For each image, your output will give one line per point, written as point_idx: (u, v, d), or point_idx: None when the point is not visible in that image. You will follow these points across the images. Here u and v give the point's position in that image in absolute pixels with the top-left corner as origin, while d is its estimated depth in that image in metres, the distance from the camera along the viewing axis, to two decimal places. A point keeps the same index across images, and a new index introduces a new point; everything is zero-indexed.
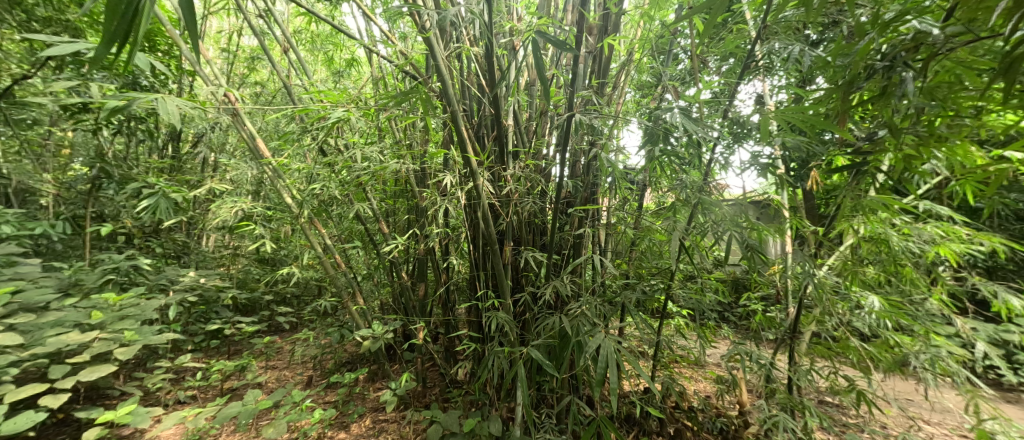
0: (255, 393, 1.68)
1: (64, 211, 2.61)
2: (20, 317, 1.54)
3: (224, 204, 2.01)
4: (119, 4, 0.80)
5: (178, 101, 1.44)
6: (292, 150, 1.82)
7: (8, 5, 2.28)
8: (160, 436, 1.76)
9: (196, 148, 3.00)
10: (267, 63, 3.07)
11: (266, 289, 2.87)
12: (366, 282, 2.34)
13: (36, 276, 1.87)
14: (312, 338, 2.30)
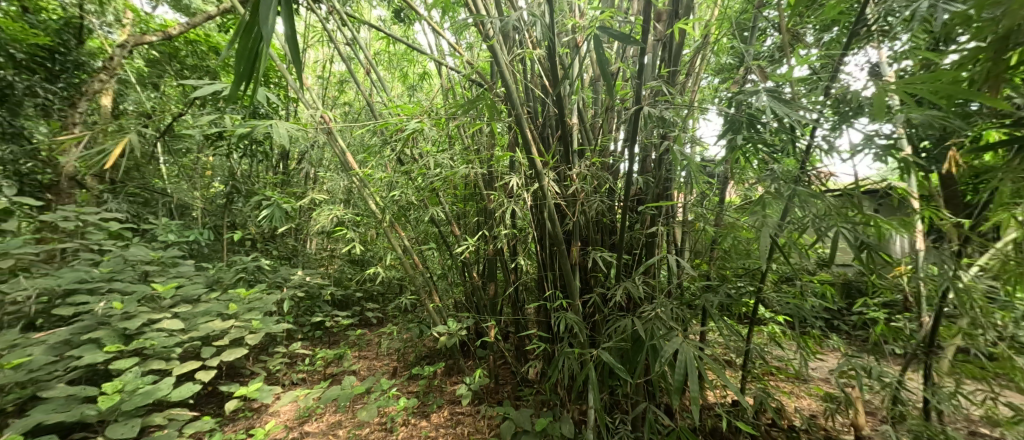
0: (351, 379, 1.88)
1: (207, 221, 3.19)
2: (180, 307, 1.92)
3: (323, 212, 2.31)
4: (248, 51, 0.98)
5: (287, 125, 1.69)
6: (375, 161, 2.03)
7: (171, 60, 3.20)
8: (278, 412, 2.03)
9: (301, 165, 3.45)
10: (353, 85, 3.43)
11: (358, 287, 3.20)
12: (441, 281, 2.49)
13: (191, 274, 2.32)
14: (396, 332, 2.51)
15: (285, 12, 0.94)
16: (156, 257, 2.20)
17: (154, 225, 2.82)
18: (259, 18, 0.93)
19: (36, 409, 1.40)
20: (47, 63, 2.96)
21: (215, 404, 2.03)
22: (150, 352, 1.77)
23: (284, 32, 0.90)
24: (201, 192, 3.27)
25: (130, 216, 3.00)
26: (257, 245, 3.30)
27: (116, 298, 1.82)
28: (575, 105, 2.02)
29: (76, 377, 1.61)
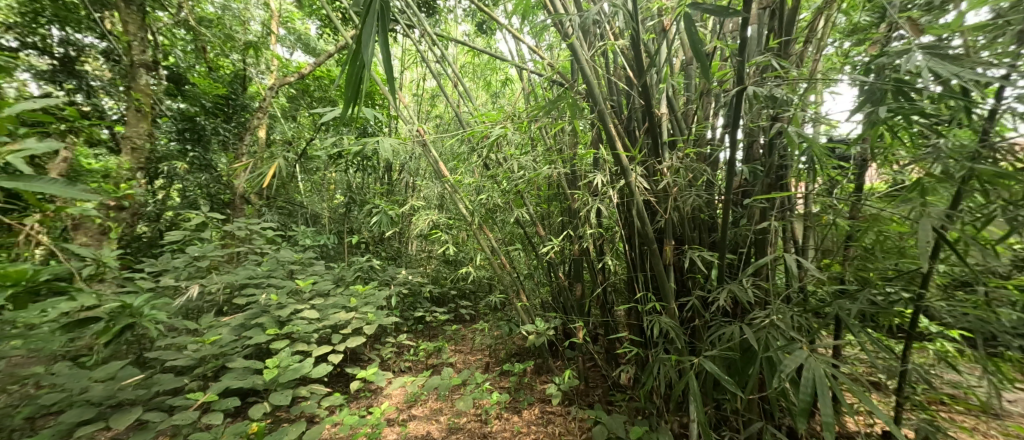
0: (450, 370, 2.03)
1: (332, 228, 3.74)
2: (316, 300, 2.30)
3: (421, 217, 2.55)
4: (356, 78, 1.16)
5: (390, 141, 1.91)
6: (464, 168, 2.18)
7: (304, 94, 3.95)
8: (390, 394, 2.30)
9: (401, 176, 3.81)
10: (444, 98, 3.69)
11: (452, 285, 3.43)
12: (528, 281, 2.53)
13: (322, 272, 2.76)
14: (487, 329, 2.64)
15: (380, 41, 1.10)
16: (298, 259, 2.66)
17: (296, 232, 3.41)
18: (360, 49, 1.11)
19: (229, 374, 1.76)
20: (224, 108, 3.87)
21: (343, 383, 2.38)
22: (293, 337, 2.10)
23: (381, 58, 1.06)
24: (327, 203, 3.85)
25: (278, 224, 3.71)
26: (370, 248, 3.76)
27: (273, 291, 2.25)
28: (664, 93, 1.89)
29: (249, 353, 2.02)
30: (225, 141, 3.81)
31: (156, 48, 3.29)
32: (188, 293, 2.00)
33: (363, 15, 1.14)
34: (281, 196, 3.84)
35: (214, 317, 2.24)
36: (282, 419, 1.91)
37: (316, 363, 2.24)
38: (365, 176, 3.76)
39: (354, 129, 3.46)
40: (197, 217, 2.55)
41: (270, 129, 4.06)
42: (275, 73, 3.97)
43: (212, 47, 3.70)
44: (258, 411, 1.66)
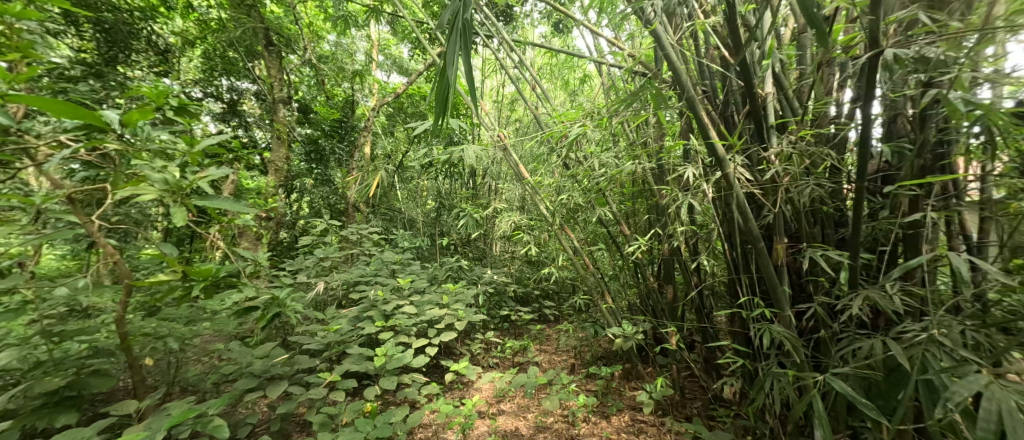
0: (536, 369, 2.09)
1: (426, 231, 4.06)
2: (414, 296, 2.51)
3: (504, 219, 2.66)
4: (444, 93, 1.27)
5: (474, 148, 2.03)
6: (545, 169, 2.27)
7: (401, 111, 4.43)
8: (480, 388, 2.42)
9: (486, 179, 3.96)
10: (522, 102, 3.79)
11: (535, 286, 3.47)
12: (614, 282, 2.46)
13: (418, 272, 3.02)
14: (572, 329, 2.68)
15: (463, 58, 1.20)
16: (399, 259, 2.95)
17: (397, 235, 3.79)
18: (445, 68, 1.22)
19: (349, 358, 1.99)
20: (339, 130, 4.54)
21: (440, 374, 2.57)
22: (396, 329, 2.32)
23: (464, 72, 1.14)
24: (421, 208, 4.18)
25: (381, 229, 4.15)
26: (459, 249, 3.98)
27: (379, 288, 2.53)
28: (769, 70, 1.65)
29: (363, 341, 2.30)
30: (340, 159, 4.49)
31: (290, 85, 3.99)
32: (316, 288, 2.36)
33: (448, 37, 1.24)
34: (384, 204, 4.28)
35: (336, 309, 2.61)
36: (389, 402, 2.15)
37: (416, 354, 2.46)
38: (453, 182, 4.02)
39: (443, 138, 3.75)
40: (321, 224, 3.00)
41: (374, 144, 4.56)
42: (377, 95, 4.51)
43: (330, 78, 4.35)
44: (371, 393, 1.88)
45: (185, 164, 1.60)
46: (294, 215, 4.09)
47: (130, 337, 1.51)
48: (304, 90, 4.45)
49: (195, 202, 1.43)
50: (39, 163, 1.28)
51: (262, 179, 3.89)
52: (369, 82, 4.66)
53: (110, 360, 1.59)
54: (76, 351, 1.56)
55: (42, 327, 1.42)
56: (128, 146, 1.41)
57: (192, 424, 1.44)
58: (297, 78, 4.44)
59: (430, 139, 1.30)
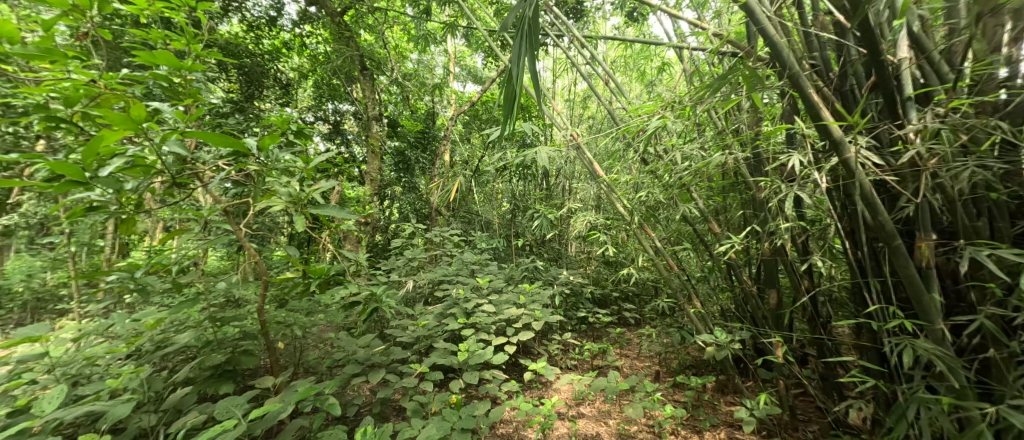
0: (616, 374, 2.02)
1: (502, 232, 4.16)
2: (492, 296, 2.59)
3: (578, 219, 2.71)
4: (513, 96, 1.28)
5: (548, 150, 2.07)
6: (620, 165, 2.27)
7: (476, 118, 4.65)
8: (558, 389, 2.44)
9: (558, 179, 3.93)
10: (595, 99, 3.76)
11: (614, 287, 3.38)
12: (702, 285, 2.51)
13: (495, 272, 3.08)
14: (655, 335, 2.67)
15: (529, 58, 1.24)
16: (478, 260, 3.08)
17: (475, 237, 3.92)
18: (512, 71, 1.28)
19: (436, 352, 2.13)
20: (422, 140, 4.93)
21: (519, 372, 2.61)
22: (477, 327, 2.41)
23: (530, 75, 1.17)
24: (498, 211, 4.28)
25: (460, 231, 4.24)
26: (533, 249, 3.99)
27: (460, 288, 2.66)
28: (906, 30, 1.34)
29: (450, 336, 2.45)
30: (424, 167, 4.80)
31: (380, 103, 4.41)
32: (407, 286, 2.58)
33: (516, 41, 1.31)
34: (462, 207, 4.36)
35: (423, 306, 2.82)
36: (473, 396, 2.25)
37: (496, 351, 2.52)
38: (526, 184, 4.04)
39: (516, 142, 3.86)
40: (408, 227, 3.24)
41: (453, 152, 4.76)
42: (454, 105, 4.85)
43: (413, 94, 4.81)
44: (457, 386, 1.99)
45: (303, 178, 1.83)
46: (387, 220, 4.57)
47: (266, 324, 1.82)
48: (392, 107, 4.93)
49: (311, 211, 1.67)
50: (205, 182, 1.63)
51: (361, 189, 4.37)
52: (446, 93, 5.10)
53: (256, 341, 1.92)
54: (231, 335, 1.88)
55: (210, 314, 1.81)
56: (266, 164, 1.66)
57: (312, 401, 1.68)
58: (386, 97, 4.97)
59: (500, 142, 1.34)
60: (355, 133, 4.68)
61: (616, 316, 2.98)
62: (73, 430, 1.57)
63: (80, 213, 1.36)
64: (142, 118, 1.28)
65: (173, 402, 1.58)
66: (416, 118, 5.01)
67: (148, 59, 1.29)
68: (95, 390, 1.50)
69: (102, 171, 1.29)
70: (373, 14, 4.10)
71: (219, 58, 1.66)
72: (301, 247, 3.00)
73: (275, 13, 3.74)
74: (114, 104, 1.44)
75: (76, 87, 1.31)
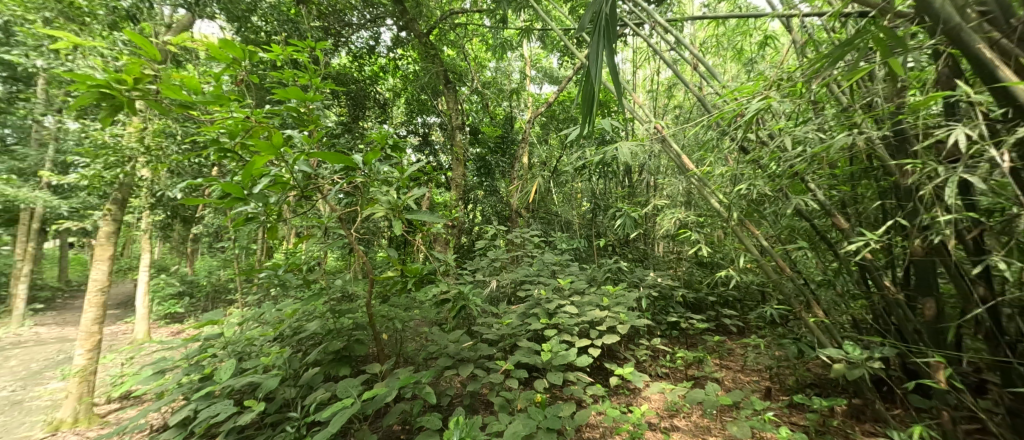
0: (716, 387, 1.90)
1: (583, 232, 4.06)
2: (575, 297, 2.55)
3: (666, 217, 2.73)
4: (590, 93, 1.26)
5: (629, 143, 2.22)
6: (713, 156, 2.25)
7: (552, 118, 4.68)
8: (649, 398, 2.34)
9: (642, 175, 3.74)
10: (682, 86, 3.57)
11: (710, 291, 3.12)
12: (826, 291, 2.31)
13: (577, 273, 3.03)
14: (763, 346, 2.44)
15: (608, 55, 1.20)
16: (558, 260, 3.06)
17: (555, 237, 3.89)
18: (590, 69, 1.26)
19: (520, 350, 2.17)
20: (501, 144, 5.12)
21: (603, 376, 2.53)
22: (560, 327, 2.40)
23: (608, 66, 1.15)
24: (577, 210, 4.19)
25: (540, 232, 4.27)
26: (617, 250, 3.84)
27: (542, 288, 2.67)
28: None
29: (533, 336, 2.48)
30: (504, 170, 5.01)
31: (464, 113, 4.71)
32: (491, 285, 2.69)
33: (594, 39, 1.28)
34: (542, 208, 4.36)
35: (507, 305, 2.90)
36: (558, 396, 2.25)
37: (580, 353, 2.46)
38: (606, 182, 3.92)
39: (594, 139, 3.81)
40: (491, 229, 3.30)
41: (530, 154, 4.69)
42: (532, 108, 5.01)
43: (492, 101, 5.13)
44: (541, 385, 2.01)
45: (399, 187, 1.99)
46: (471, 222, 4.61)
47: (373, 317, 2.06)
48: (474, 115, 5.24)
49: (404, 215, 1.81)
50: (325, 195, 1.89)
51: (447, 194, 4.63)
52: (524, 97, 5.35)
53: (366, 332, 2.18)
54: (347, 325, 2.17)
55: (330, 306, 2.10)
56: (371, 176, 1.86)
57: (411, 389, 1.85)
58: (467, 107, 5.27)
59: (578, 142, 1.31)
60: (441, 143, 4.97)
61: (714, 322, 2.74)
62: (239, 396, 1.96)
63: (242, 222, 1.72)
64: (280, 144, 1.55)
65: (307, 379, 1.87)
66: (496, 123, 5.26)
67: (284, 95, 1.51)
68: (256, 366, 1.88)
69: (255, 188, 1.61)
70: (456, 30, 4.50)
71: (333, 88, 1.88)
72: (398, 250, 3.33)
73: (374, 42, 4.53)
74: (259, 135, 1.72)
75: (235, 125, 1.60)
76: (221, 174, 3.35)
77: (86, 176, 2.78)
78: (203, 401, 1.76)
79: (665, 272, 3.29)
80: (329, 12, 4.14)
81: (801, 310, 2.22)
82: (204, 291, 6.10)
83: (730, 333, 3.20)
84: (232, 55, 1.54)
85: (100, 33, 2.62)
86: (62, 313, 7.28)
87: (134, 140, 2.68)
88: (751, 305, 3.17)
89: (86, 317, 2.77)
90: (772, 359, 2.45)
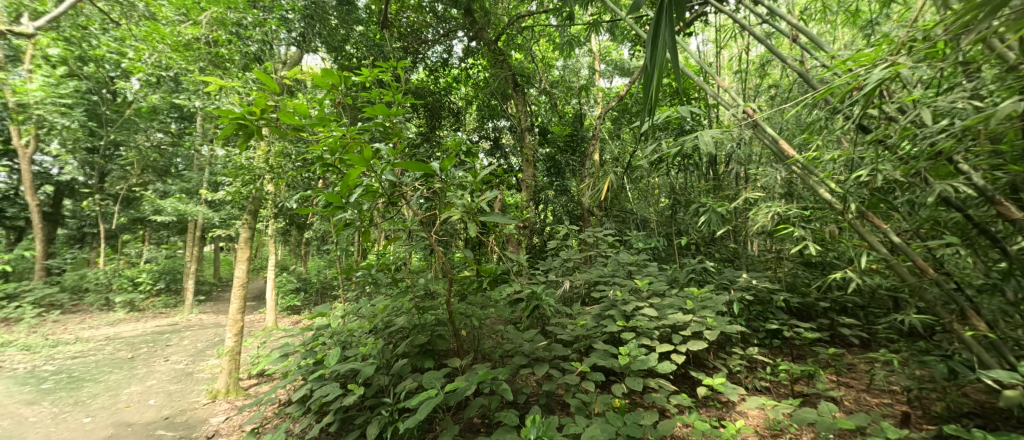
0: (832, 407, 1.65)
1: (661, 230, 3.80)
2: (654, 299, 2.41)
3: (762, 212, 2.47)
4: (647, 81, 1.27)
5: (710, 133, 2.26)
6: (819, 140, 2.01)
7: (624, 112, 4.55)
8: (746, 413, 2.13)
9: (729, 166, 3.40)
10: (777, 63, 3.22)
11: (820, 296, 2.73)
12: (984, 299, 1.86)
13: (656, 274, 2.85)
14: (896, 363, 2.05)
15: (670, 35, 1.18)
16: (635, 261, 2.90)
17: (630, 236, 3.65)
18: (651, 54, 1.25)
19: (595, 353, 2.11)
20: (572, 143, 5.07)
21: (689, 386, 2.35)
22: (639, 331, 2.30)
23: (669, 52, 1.18)
24: (654, 207, 3.94)
25: (615, 231, 4.11)
26: (701, 249, 3.53)
27: (618, 288, 2.57)
28: None
29: (609, 338, 2.40)
30: (574, 169, 4.98)
31: (533, 113, 4.76)
32: (564, 286, 2.65)
33: (656, 16, 1.25)
34: (615, 206, 4.20)
35: (581, 306, 2.86)
36: (638, 403, 2.15)
37: (662, 359, 2.33)
38: (687, 176, 3.62)
39: (671, 131, 3.60)
40: (562, 229, 3.25)
41: (601, 151, 4.57)
42: (603, 103, 4.91)
43: (561, 99, 5.11)
44: (620, 390, 1.94)
45: (473, 190, 2.08)
46: (543, 223, 4.61)
47: (453, 314, 2.19)
48: (542, 115, 5.24)
49: (480, 218, 1.86)
50: (408, 201, 2.01)
51: (520, 195, 4.68)
52: (593, 93, 5.25)
53: (447, 327, 2.32)
54: (430, 321, 2.34)
55: (415, 303, 2.29)
56: (447, 182, 1.93)
57: (489, 384, 1.92)
58: (536, 108, 5.29)
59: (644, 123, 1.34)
60: (511, 146, 5.06)
61: (827, 332, 2.37)
62: (344, 380, 2.23)
63: (341, 227, 1.93)
64: (368, 157, 1.70)
65: (398, 368, 2.06)
66: (565, 121, 5.22)
67: (372, 112, 1.65)
68: (356, 354, 2.12)
69: (350, 197, 1.78)
70: (523, 33, 4.59)
71: (412, 102, 2.01)
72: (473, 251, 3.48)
73: (447, 55, 4.84)
74: (353, 150, 1.89)
75: (334, 142, 1.80)
76: (324, 185, 3.84)
77: (230, 192, 3.40)
78: (316, 383, 2.03)
79: (761, 273, 2.94)
80: (408, 33, 4.59)
81: (948, 322, 1.80)
82: (317, 287, 7.21)
83: (848, 346, 2.74)
84: (330, 81, 1.74)
85: (236, 75, 3.25)
86: (215, 304, 8.99)
87: (261, 161, 3.24)
88: (876, 314, 2.67)
89: (231, 307, 3.41)
90: (907, 380, 2.03)
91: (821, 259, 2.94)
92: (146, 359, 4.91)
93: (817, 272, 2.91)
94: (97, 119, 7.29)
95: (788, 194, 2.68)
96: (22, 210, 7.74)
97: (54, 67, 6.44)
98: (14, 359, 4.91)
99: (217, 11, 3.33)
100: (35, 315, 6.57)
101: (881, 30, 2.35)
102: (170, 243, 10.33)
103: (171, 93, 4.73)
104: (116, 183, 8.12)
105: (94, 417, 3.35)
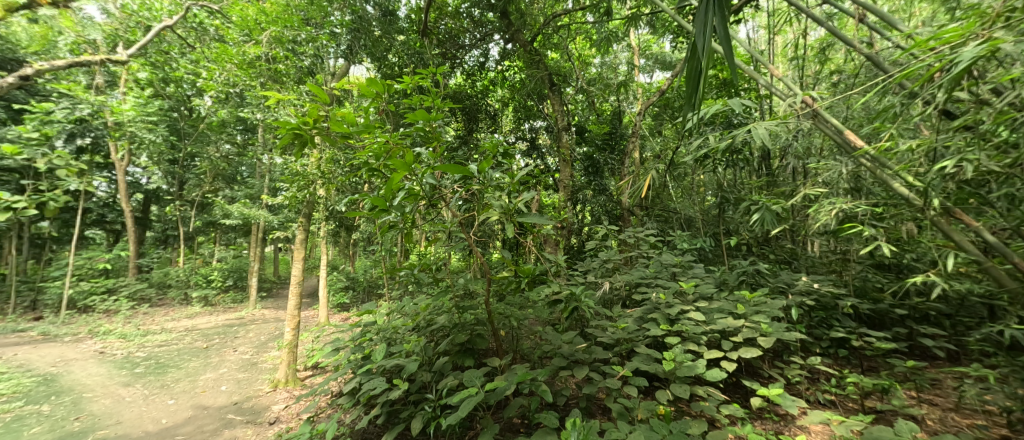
0: (912, 426, 1.48)
1: (707, 230, 3.62)
2: (701, 302, 2.30)
3: (824, 210, 2.27)
4: (694, 69, 1.20)
5: (764, 125, 2.15)
6: (892, 130, 1.82)
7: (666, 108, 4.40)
8: (808, 428, 1.98)
9: (785, 160, 3.18)
10: (838, 47, 2.98)
11: (895, 302, 2.46)
12: None
13: (703, 276, 2.71)
14: (991, 380, 1.81)
15: (721, 24, 1.13)
16: (680, 261, 2.78)
17: (674, 237, 3.48)
18: (698, 44, 1.18)
19: (637, 357, 2.04)
20: (610, 141, 4.99)
21: (743, 396, 2.22)
22: (684, 335, 2.20)
23: (720, 43, 1.11)
24: (699, 206, 3.76)
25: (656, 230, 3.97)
26: (754, 250, 3.30)
27: (661, 291, 2.47)
28: None
29: (652, 342, 2.32)
30: (613, 167, 4.86)
31: (569, 112, 4.72)
32: (604, 287, 2.57)
33: (703, 6, 1.19)
34: (657, 205, 4.04)
35: (622, 308, 2.77)
36: (685, 411, 2.04)
37: (710, 366, 2.22)
38: (736, 172, 3.42)
39: (718, 125, 3.41)
40: (602, 229, 3.15)
41: (642, 148, 4.43)
42: (643, 100, 4.80)
43: (599, 97, 5.04)
44: (664, 397, 1.86)
45: (512, 192, 2.08)
46: (581, 223, 4.54)
47: (494, 314, 2.22)
48: (579, 114, 5.22)
49: (517, 218, 1.85)
50: (448, 203, 2.05)
51: (557, 195, 4.63)
52: (632, 89, 5.14)
53: (486, 327, 2.35)
54: (470, 320, 2.38)
55: (456, 302, 2.35)
56: (484, 183, 1.93)
57: (528, 385, 1.91)
58: (574, 107, 5.27)
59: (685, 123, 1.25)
60: (548, 145, 5.03)
61: (902, 342, 2.14)
62: (389, 375, 2.32)
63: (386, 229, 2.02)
64: (406, 161, 1.73)
65: (439, 366, 2.12)
66: (603, 119, 5.14)
67: (413, 118, 1.68)
68: (400, 351, 2.22)
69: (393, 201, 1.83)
70: (559, 32, 4.57)
71: (451, 106, 2.02)
72: (511, 252, 3.50)
73: (484, 59, 4.90)
74: (396, 155, 1.96)
75: (378, 148, 1.86)
76: (369, 190, 4.05)
77: (288, 198, 3.65)
78: (363, 377, 2.13)
79: (825, 277, 2.68)
80: (445, 39, 4.59)
81: None
82: (365, 285, 7.62)
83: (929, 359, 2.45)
84: (375, 90, 1.80)
85: (292, 88, 3.55)
86: (276, 301, 9.73)
87: (314, 167, 3.49)
88: (966, 324, 2.36)
89: (290, 304, 3.67)
90: (1008, 400, 1.77)
91: (894, 261, 2.65)
92: (218, 349, 5.42)
93: (892, 276, 2.62)
94: (177, 133, 8.15)
95: (856, 189, 2.45)
96: (119, 215, 8.83)
97: (143, 89, 7.29)
98: (113, 346, 5.61)
99: (275, 31, 3.64)
100: (129, 308, 7.47)
101: (966, 2, 2.07)
102: (237, 244, 11.35)
103: (236, 108, 5.20)
104: (192, 190, 9.04)
105: (176, 400, 3.75)
